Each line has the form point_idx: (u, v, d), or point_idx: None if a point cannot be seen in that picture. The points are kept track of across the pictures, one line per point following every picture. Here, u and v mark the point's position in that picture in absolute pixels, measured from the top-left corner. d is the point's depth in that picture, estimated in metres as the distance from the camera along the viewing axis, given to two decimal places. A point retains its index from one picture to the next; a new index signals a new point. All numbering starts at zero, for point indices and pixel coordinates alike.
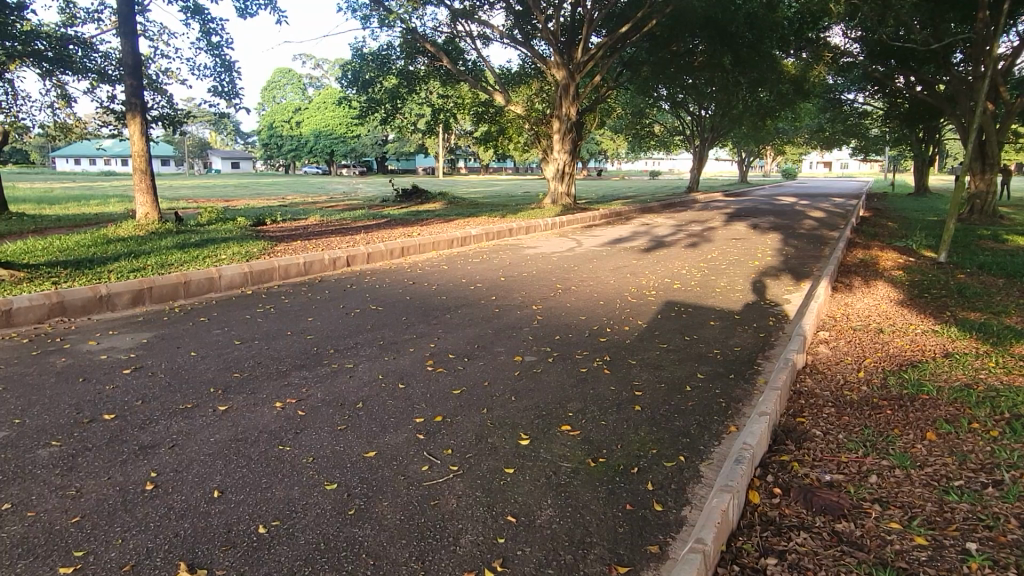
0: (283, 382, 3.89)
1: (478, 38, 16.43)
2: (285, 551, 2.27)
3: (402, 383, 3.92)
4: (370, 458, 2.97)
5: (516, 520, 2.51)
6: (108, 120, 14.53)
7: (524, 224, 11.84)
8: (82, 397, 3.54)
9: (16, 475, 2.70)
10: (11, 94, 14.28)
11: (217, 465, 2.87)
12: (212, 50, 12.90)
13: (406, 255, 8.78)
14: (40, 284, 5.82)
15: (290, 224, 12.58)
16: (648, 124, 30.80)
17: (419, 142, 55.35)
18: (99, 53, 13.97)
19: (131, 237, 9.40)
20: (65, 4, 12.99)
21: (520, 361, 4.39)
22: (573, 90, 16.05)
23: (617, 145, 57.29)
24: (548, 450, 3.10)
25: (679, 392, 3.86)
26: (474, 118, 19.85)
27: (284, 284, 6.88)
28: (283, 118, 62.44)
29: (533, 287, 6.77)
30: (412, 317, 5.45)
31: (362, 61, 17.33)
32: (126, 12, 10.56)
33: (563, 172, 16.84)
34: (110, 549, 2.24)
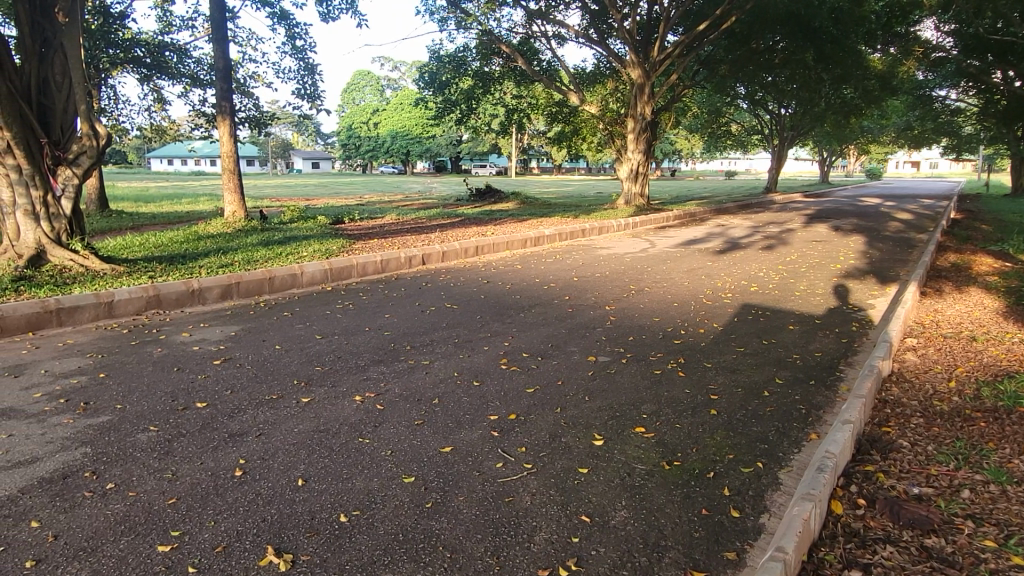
0: (362, 375, 4.01)
1: (553, 38, 16.42)
2: (365, 540, 2.34)
3: (477, 380, 3.98)
4: (446, 453, 3.03)
5: (590, 520, 2.52)
6: (200, 122, 15.24)
7: (598, 225, 11.78)
8: (177, 385, 3.74)
9: (119, 457, 2.88)
10: (113, 98, 15.17)
11: (301, 454, 2.98)
12: (296, 54, 13.38)
13: (480, 254, 8.88)
14: (137, 278, 6.16)
15: (367, 222, 12.88)
16: (725, 123, 30.11)
17: (492, 142, 55.80)
18: (193, 59, 14.63)
19: (220, 234, 9.85)
20: (163, 12, 13.71)
21: (593, 361, 4.39)
22: (649, 89, 15.87)
23: (691, 144, 56.49)
24: (622, 451, 3.09)
25: (756, 397, 3.78)
26: (548, 119, 19.86)
27: (363, 281, 7.07)
28: (361, 120, 64.19)
29: (606, 288, 6.75)
30: (486, 315, 5.51)
31: (439, 63, 17.67)
32: (218, 20, 11.04)
33: (637, 172, 16.66)
34: (204, 530, 2.37)
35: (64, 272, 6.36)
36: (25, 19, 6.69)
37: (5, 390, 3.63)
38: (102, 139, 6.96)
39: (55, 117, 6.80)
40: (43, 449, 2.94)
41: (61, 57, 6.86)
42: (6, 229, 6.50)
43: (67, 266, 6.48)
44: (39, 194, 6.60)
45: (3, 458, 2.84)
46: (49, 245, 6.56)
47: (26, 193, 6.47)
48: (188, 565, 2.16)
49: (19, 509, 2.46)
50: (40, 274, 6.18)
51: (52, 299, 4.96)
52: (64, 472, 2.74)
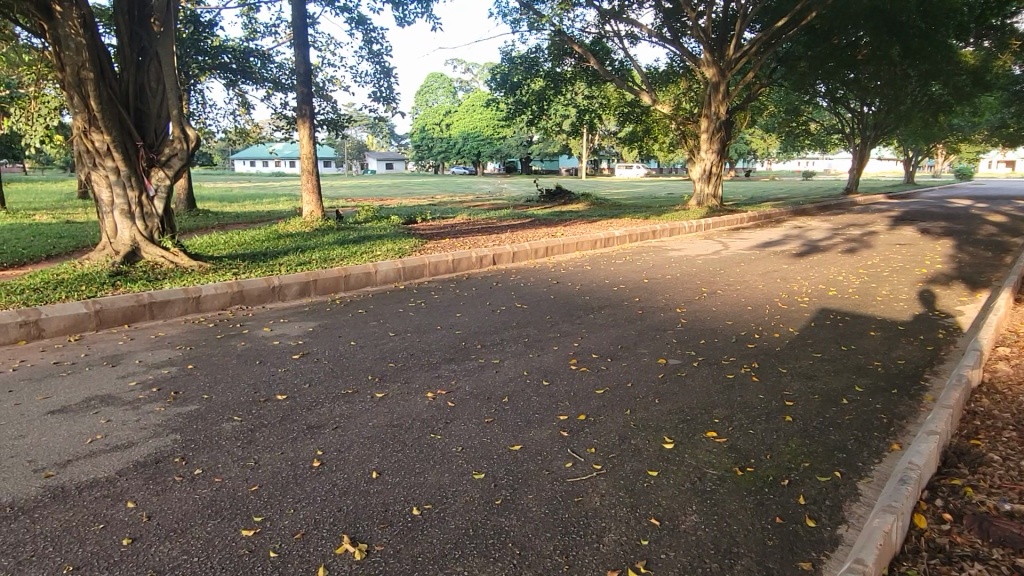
0: (434, 373, 4.08)
1: (626, 37, 16.29)
2: (437, 533, 2.39)
3: (546, 380, 3.99)
4: (515, 451, 3.06)
5: (659, 523, 2.50)
6: (281, 125, 15.81)
7: (669, 226, 11.63)
8: (258, 378, 3.90)
9: (205, 444, 3.03)
10: (202, 103, 15.92)
11: (376, 447, 3.06)
12: (373, 57, 13.71)
13: (550, 255, 8.89)
14: (222, 274, 6.43)
15: (439, 222, 13.07)
16: (804, 122, 29.16)
17: (563, 143, 55.68)
18: (276, 64, 15.14)
19: (298, 233, 10.17)
20: (248, 20, 14.30)
21: (663, 363, 4.35)
22: (724, 88, 15.52)
23: (768, 144, 55.06)
24: (693, 456, 3.05)
25: (834, 405, 3.66)
26: (620, 119, 19.68)
27: (435, 280, 7.19)
28: (435, 121, 65.23)
29: (678, 290, 6.66)
30: (556, 316, 5.53)
31: (511, 64, 17.83)
32: (299, 25, 11.40)
33: (710, 172, 16.34)
34: (284, 517, 2.46)
35: (157, 268, 6.71)
36: (125, 29, 7.10)
37: (103, 377, 3.86)
38: (192, 141, 7.37)
39: (150, 121, 7.17)
40: (138, 434, 3.12)
41: (157, 65, 7.23)
42: (105, 227, 6.90)
43: (159, 262, 6.83)
44: (134, 194, 6.95)
45: (102, 441, 3.03)
46: (143, 243, 6.93)
47: (123, 194, 6.86)
48: (270, 550, 2.26)
49: (117, 490, 2.62)
50: (134, 270, 6.54)
51: (146, 294, 5.25)
52: (156, 457, 2.90)
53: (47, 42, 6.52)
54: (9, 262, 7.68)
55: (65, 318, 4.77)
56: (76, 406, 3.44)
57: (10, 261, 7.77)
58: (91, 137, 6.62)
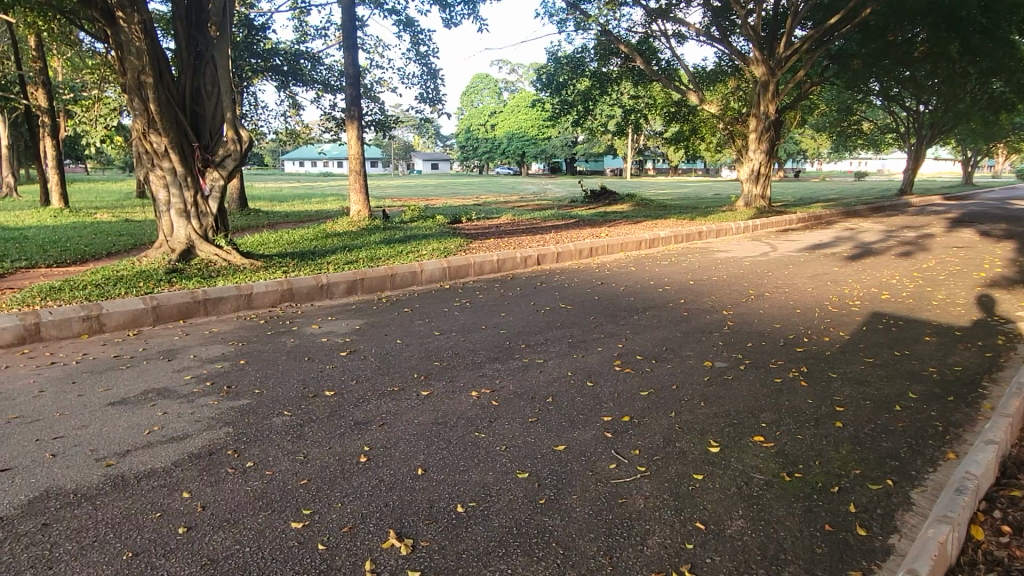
0: (479, 372, 4.12)
1: (673, 37, 16.12)
2: (481, 531, 2.41)
3: (590, 381, 3.99)
4: (559, 451, 3.07)
5: (705, 527, 2.47)
6: (330, 126, 16.08)
7: (716, 227, 11.48)
8: (307, 374, 3.98)
9: (256, 437, 3.11)
10: (254, 105, 16.31)
11: (421, 444, 3.11)
12: (420, 59, 13.85)
13: (595, 255, 8.87)
14: (273, 272, 6.58)
15: (484, 222, 13.12)
16: (857, 122, 28.47)
17: (607, 143, 55.32)
18: (325, 65, 15.41)
19: (346, 232, 10.32)
20: (299, 23, 14.59)
21: (709, 366, 4.29)
22: (774, 87, 15.23)
23: (818, 143, 53.93)
24: (739, 460, 3.01)
25: (887, 411, 3.57)
26: (666, 118, 19.48)
27: (480, 279, 7.23)
28: (480, 122, 65.56)
29: (725, 292, 6.57)
30: (600, 316, 5.51)
31: (556, 64, 17.81)
32: (349, 28, 11.58)
33: (758, 172, 16.08)
34: (332, 511, 2.51)
35: (211, 266, 6.91)
36: (183, 34, 7.33)
37: (160, 371, 4.00)
38: (244, 142, 7.46)
39: (205, 123, 7.38)
40: (192, 427, 3.21)
41: (212, 67, 7.41)
42: (162, 225, 7.13)
43: (213, 260, 7.02)
44: (189, 193, 7.15)
45: (159, 433, 3.13)
46: (198, 241, 7.12)
47: (179, 193, 7.06)
48: (318, 543, 2.31)
49: (173, 480, 2.70)
50: (189, 267, 6.74)
51: (200, 291, 5.41)
52: (209, 449, 2.98)
53: (109, 48, 6.79)
54: (72, 259, 7.99)
55: (125, 313, 4.94)
56: (135, 398, 3.56)
57: (73, 258, 8.08)
58: (150, 139, 6.85)
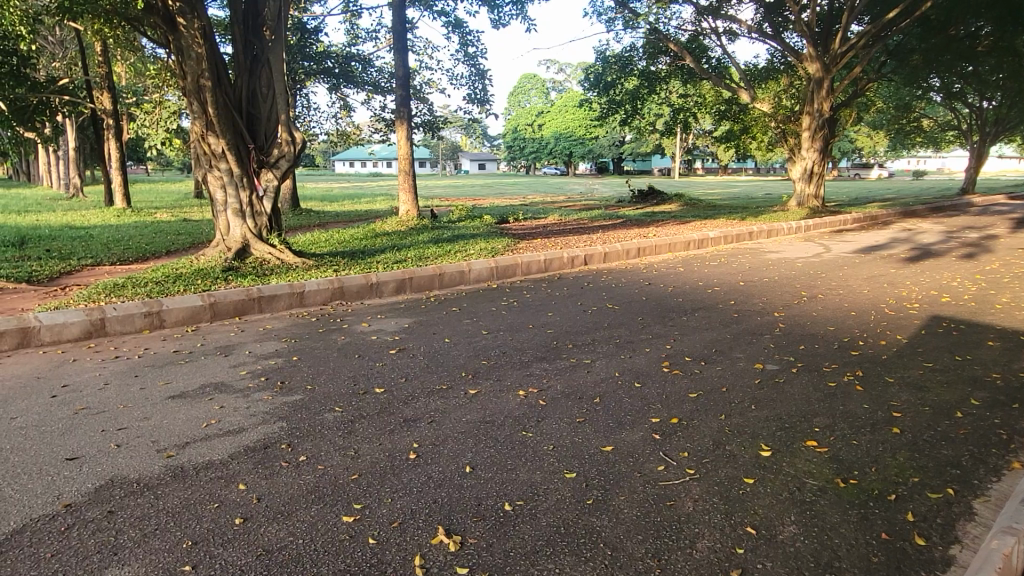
0: (526, 371, 4.13)
1: (724, 34, 15.85)
2: (528, 529, 2.42)
3: (638, 382, 3.95)
4: (607, 452, 3.05)
5: (756, 532, 2.44)
6: (379, 127, 16.31)
7: (767, 227, 11.28)
8: (357, 372, 4.04)
9: (308, 432, 3.18)
10: (306, 106, 16.64)
11: (469, 442, 3.13)
12: (469, 60, 13.94)
13: (642, 256, 8.80)
14: (324, 271, 6.71)
15: (530, 222, 13.12)
16: (916, 119, 27.58)
17: (655, 143, 54.68)
18: (376, 67, 15.61)
19: (395, 232, 10.45)
20: (351, 26, 14.84)
21: (760, 369, 4.22)
22: (828, 84, 14.86)
23: (875, 142, 52.41)
24: (792, 465, 2.95)
25: (947, 418, 3.46)
26: (716, 117, 19.19)
27: (527, 279, 7.24)
28: (527, 122, 65.67)
29: (776, 293, 6.44)
30: (648, 317, 5.47)
31: (605, 63, 17.71)
32: (399, 30, 11.71)
33: (811, 172, 15.74)
34: (382, 506, 2.55)
35: (264, 264, 7.07)
36: (240, 38, 7.54)
37: (217, 366, 4.11)
38: (298, 144, 7.68)
39: (261, 125, 7.56)
40: (248, 421, 3.30)
41: (267, 70, 7.58)
42: (219, 224, 7.32)
43: (266, 259, 7.17)
44: (245, 193, 7.33)
45: (216, 426, 3.23)
46: (253, 240, 7.30)
47: (235, 194, 7.23)
48: (369, 537, 2.34)
49: (229, 472, 2.78)
50: (245, 266, 6.92)
51: (254, 289, 5.54)
52: (264, 443, 3.06)
53: (170, 53, 7.01)
54: (134, 257, 8.30)
55: (183, 310, 5.10)
56: (193, 392, 3.67)
57: (135, 256, 8.39)
58: (208, 142, 7.03)
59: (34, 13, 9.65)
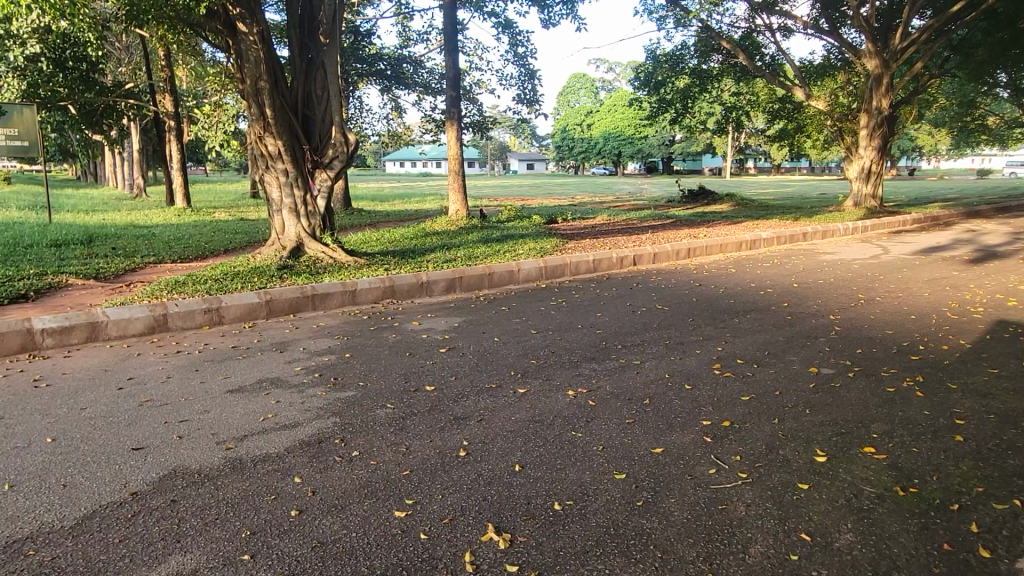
0: (576, 371, 4.12)
1: (778, 30, 15.52)
2: (578, 529, 2.42)
3: (689, 384, 3.91)
4: (657, 454, 3.03)
5: (811, 539, 2.39)
6: (430, 128, 16.48)
7: (822, 228, 11.01)
8: (408, 369, 4.10)
9: (361, 428, 3.23)
10: (359, 108, 16.91)
11: (519, 441, 3.14)
12: (519, 60, 13.98)
13: (693, 256, 8.69)
14: (376, 270, 6.82)
15: (579, 222, 13.07)
16: (982, 116, 26.55)
17: (706, 142, 53.86)
18: (427, 69, 15.77)
19: (444, 231, 10.52)
20: (403, 28, 15.05)
21: (815, 372, 4.12)
22: (888, 80, 14.43)
23: (936, 140, 50.64)
24: (848, 471, 2.88)
25: (1014, 427, 3.32)
26: (769, 116, 18.81)
27: (576, 279, 7.22)
28: (576, 122, 65.60)
29: (832, 295, 6.29)
30: (699, 318, 5.39)
31: (655, 62, 17.56)
32: (450, 31, 11.80)
33: (869, 171, 15.31)
34: (433, 502, 2.58)
35: (318, 263, 7.21)
36: (297, 42, 7.71)
37: (273, 362, 4.21)
38: (352, 144, 7.81)
39: (316, 126, 7.72)
40: (303, 415, 3.38)
41: (322, 73, 7.75)
42: (274, 223, 7.49)
43: (320, 258, 7.31)
44: (299, 193, 7.47)
45: (273, 420, 3.31)
46: (307, 239, 7.44)
47: (291, 194, 7.39)
48: (420, 532, 2.38)
49: (285, 465, 2.85)
50: (299, 264, 7.06)
51: (309, 286, 5.67)
52: (319, 437, 3.13)
53: (230, 57, 7.22)
54: (194, 254, 8.57)
55: (241, 307, 5.24)
56: (251, 386, 3.78)
57: (195, 253, 8.66)
58: (266, 143, 7.20)
59: (103, 19, 10.07)
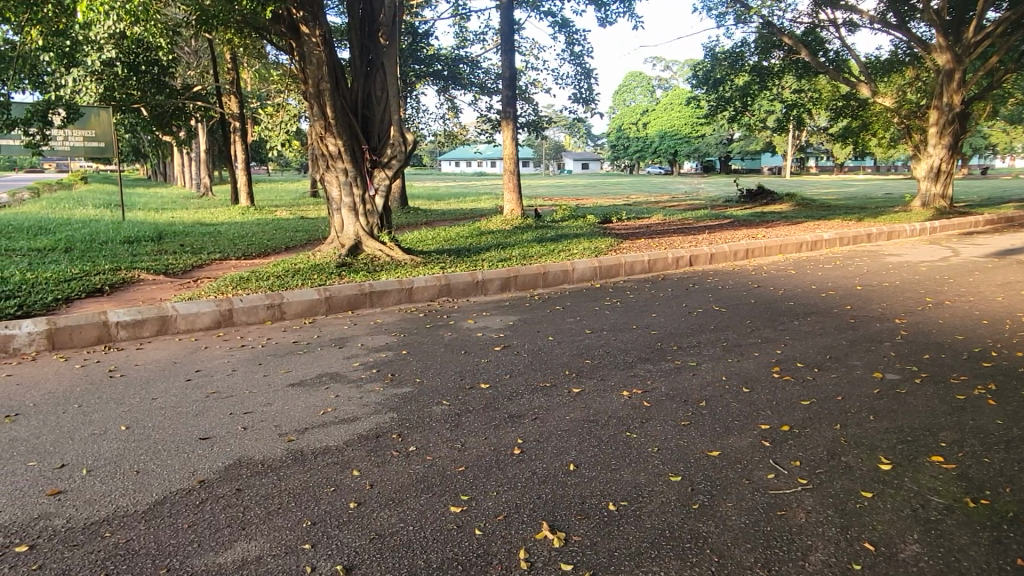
0: (630, 372, 4.09)
1: (843, 25, 15.08)
2: (633, 530, 2.40)
3: (747, 387, 3.83)
4: (714, 457, 2.99)
5: (874, 548, 2.32)
6: (485, 128, 16.57)
7: (888, 229, 10.64)
8: (463, 367, 4.13)
9: (417, 423, 3.28)
10: (416, 109, 17.13)
11: (573, 440, 3.14)
12: (574, 59, 13.94)
13: (751, 257, 8.52)
14: (431, 268, 6.89)
15: (634, 222, 12.97)
16: None
17: (766, 141, 52.71)
18: (483, 69, 15.86)
19: (499, 231, 10.55)
20: (460, 29, 15.17)
21: (880, 378, 4.00)
22: (960, 76, 13.86)
23: (1011, 137, 48.43)
24: (915, 480, 2.79)
25: None
26: (832, 114, 18.30)
27: (631, 279, 7.16)
28: (632, 121, 65.12)
29: (898, 299, 6.08)
30: (757, 320, 5.29)
31: (714, 60, 17.28)
32: (507, 31, 11.85)
33: (939, 170, 14.74)
34: (487, 498, 2.60)
35: (375, 261, 7.31)
36: (358, 44, 7.86)
37: (332, 357, 4.31)
38: (410, 144, 7.89)
39: (375, 126, 7.86)
40: (361, 410, 3.45)
41: (382, 74, 7.89)
42: (334, 222, 7.65)
43: (378, 255, 7.41)
44: (357, 192, 7.59)
45: (332, 414, 3.39)
46: (365, 237, 7.56)
47: (350, 192, 7.53)
48: (475, 528, 2.40)
49: (345, 458, 2.92)
50: (357, 262, 7.18)
51: (367, 284, 5.77)
52: (376, 431, 3.19)
53: (293, 59, 7.40)
54: (257, 252, 8.82)
55: (302, 303, 5.37)
56: (311, 380, 3.88)
57: (258, 250, 8.92)
58: (326, 143, 7.36)
59: (174, 25, 10.45)
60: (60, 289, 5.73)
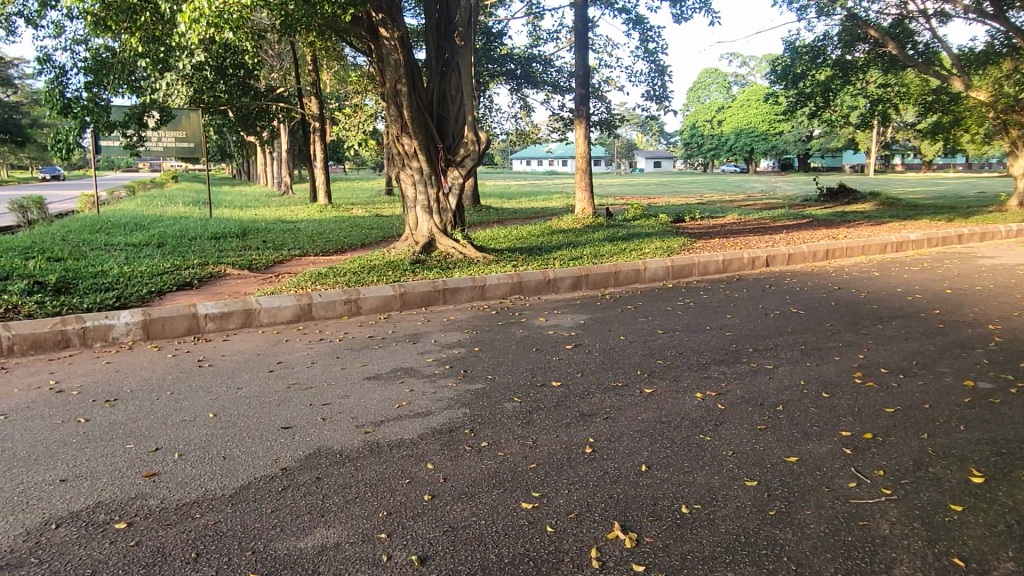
0: (704, 373, 4.02)
1: (934, 16, 14.37)
2: (706, 534, 2.37)
3: (827, 392, 3.71)
4: (792, 463, 2.91)
5: (964, 564, 2.21)
6: (557, 127, 16.56)
7: (981, 230, 10.09)
8: (534, 364, 4.15)
9: (489, 419, 3.32)
10: (489, 108, 17.26)
11: (645, 441, 3.11)
12: (648, 56, 13.77)
13: (831, 258, 8.24)
14: (504, 266, 6.94)
15: (709, 221, 12.73)
16: None
17: (848, 138, 50.78)
18: (556, 68, 15.86)
19: (570, 229, 10.54)
20: (533, 27, 15.19)
21: (971, 386, 3.80)
22: None
23: None
24: (1010, 495, 2.64)
25: None
26: (921, 108, 17.50)
27: (704, 279, 7.03)
28: (706, 118, 63.89)
29: (992, 303, 5.76)
30: (838, 323, 5.11)
31: (794, 55, 16.73)
32: (581, 29, 11.79)
33: None
34: (559, 496, 2.61)
35: (449, 258, 7.40)
36: (434, 44, 8.02)
37: (407, 352, 4.40)
38: (483, 143, 7.94)
39: (450, 126, 7.98)
40: (435, 405, 3.51)
41: (457, 74, 8.02)
42: (409, 219, 7.79)
43: (451, 252, 7.50)
44: (432, 190, 7.71)
45: (407, 407, 3.46)
46: (438, 235, 7.66)
47: (425, 190, 7.67)
48: (547, 525, 2.41)
49: (419, 451, 2.98)
50: (431, 259, 7.28)
51: (441, 281, 5.87)
52: (450, 426, 3.24)
53: (372, 62, 7.62)
54: (335, 249, 9.08)
55: (378, 299, 5.51)
56: (387, 374, 3.97)
57: (336, 247, 9.18)
58: (402, 142, 7.53)
59: (260, 29, 10.85)
60: (154, 282, 6.05)
